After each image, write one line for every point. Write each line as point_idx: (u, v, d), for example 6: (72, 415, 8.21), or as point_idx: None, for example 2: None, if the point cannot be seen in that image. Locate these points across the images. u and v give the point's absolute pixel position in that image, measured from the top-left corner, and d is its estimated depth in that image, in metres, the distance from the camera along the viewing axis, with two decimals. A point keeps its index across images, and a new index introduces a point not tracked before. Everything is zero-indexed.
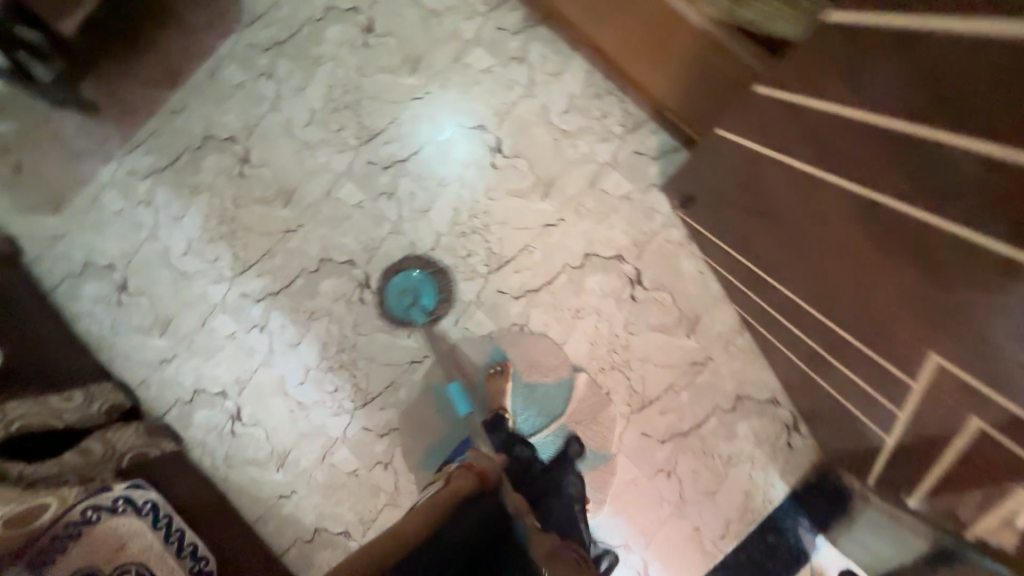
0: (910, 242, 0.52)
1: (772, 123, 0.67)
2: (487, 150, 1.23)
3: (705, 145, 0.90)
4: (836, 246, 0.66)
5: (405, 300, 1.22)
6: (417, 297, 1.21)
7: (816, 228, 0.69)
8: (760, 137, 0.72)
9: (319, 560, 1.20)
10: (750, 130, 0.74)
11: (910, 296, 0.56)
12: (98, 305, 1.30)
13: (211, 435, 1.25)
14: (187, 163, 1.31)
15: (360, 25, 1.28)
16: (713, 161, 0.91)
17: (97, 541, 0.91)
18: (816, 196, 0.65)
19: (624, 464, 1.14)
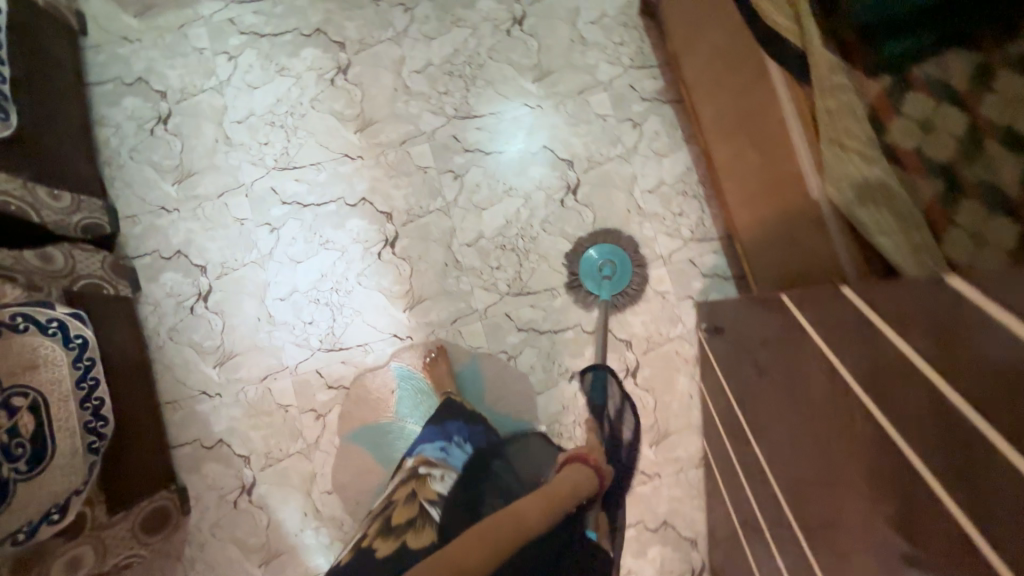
0: (897, 502, 0.47)
1: (841, 323, 0.64)
2: (564, 186, 1.23)
3: (770, 301, 0.90)
4: (824, 459, 0.62)
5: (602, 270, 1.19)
6: (614, 273, 1.19)
7: (817, 432, 0.65)
8: (822, 328, 0.69)
9: (206, 470, 1.14)
10: (818, 316, 0.72)
11: (880, 563, 0.50)
12: (130, 123, 1.25)
13: (169, 301, 1.19)
14: (288, 43, 1.27)
15: (513, 12, 1.28)
16: (762, 318, 0.91)
17: (9, 349, 0.84)
18: (844, 406, 0.59)
19: None
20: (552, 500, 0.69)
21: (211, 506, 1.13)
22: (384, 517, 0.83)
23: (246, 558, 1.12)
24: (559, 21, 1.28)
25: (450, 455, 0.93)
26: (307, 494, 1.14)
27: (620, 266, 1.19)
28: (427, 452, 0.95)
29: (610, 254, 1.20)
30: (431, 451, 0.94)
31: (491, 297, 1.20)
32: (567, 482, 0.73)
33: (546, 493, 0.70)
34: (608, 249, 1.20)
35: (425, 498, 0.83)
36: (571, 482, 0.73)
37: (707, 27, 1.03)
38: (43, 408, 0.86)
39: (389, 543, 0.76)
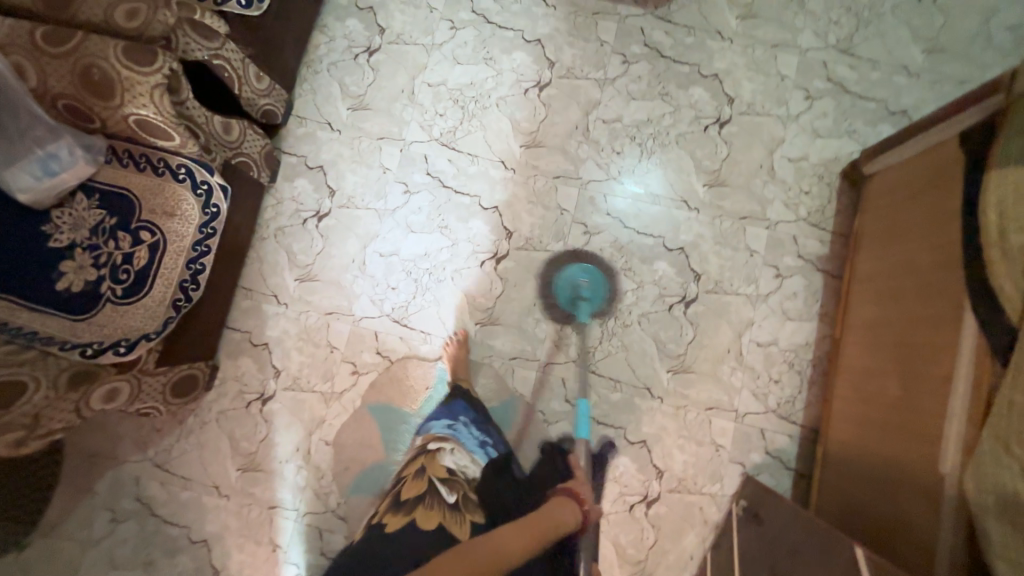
0: None
1: None
2: (680, 295, 1.19)
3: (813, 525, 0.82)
4: None
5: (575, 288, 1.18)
6: (585, 291, 1.17)
7: None
8: None
9: (240, 363, 1.20)
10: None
11: None
12: (343, 40, 1.33)
13: (291, 204, 1.26)
14: (508, 39, 1.30)
15: (720, 113, 1.25)
16: (799, 538, 0.83)
17: (162, 189, 0.95)
18: None
19: None
20: (539, 534, 0.66)
21: (228, 396, 1.19)
22: (394, 494, 0.85)
23: (231, 457, 1.17)
24: (758, 143, 1.24)
25: (457, 434, 0.98)
26: (309, 433, 1.17)
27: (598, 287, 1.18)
28: (434, 430, 0.99)
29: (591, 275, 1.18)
30: (438, 428, 0.98)
31: (558, 357, 1.18)
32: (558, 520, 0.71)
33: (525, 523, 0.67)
34: (593, 270, 1.19)
35: (434, 475, 0.85)
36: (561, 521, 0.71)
37: (913, 230, 0.96)
38: (159, 253, 0.95)
39: (397, 518, 0.78)
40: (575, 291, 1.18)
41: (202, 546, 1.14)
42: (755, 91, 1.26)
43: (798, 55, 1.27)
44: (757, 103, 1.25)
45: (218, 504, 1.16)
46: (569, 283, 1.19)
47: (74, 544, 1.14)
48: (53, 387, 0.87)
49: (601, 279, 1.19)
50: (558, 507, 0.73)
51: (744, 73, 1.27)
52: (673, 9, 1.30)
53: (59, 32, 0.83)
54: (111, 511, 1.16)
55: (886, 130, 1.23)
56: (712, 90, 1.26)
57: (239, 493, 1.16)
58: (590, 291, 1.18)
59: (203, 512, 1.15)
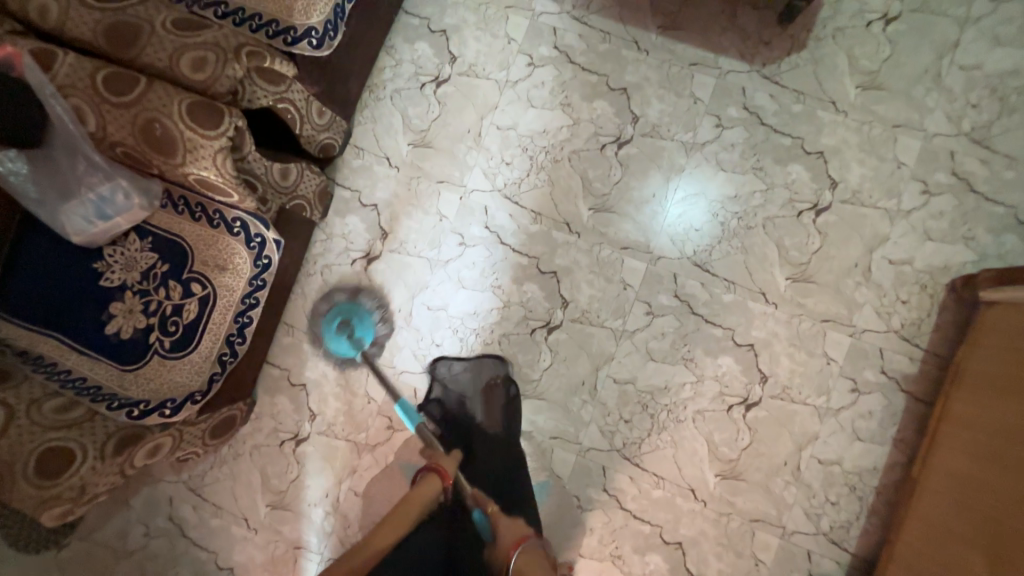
0: None
1: None
2: (741, 395, 1.11)
3: None
4: None
5: (340, 334, 1.14)
6: (354, 327, 1.14)
7: None
8: None
9: (277, 400, 1.19)
10: None
11: None
12: (410, 65, 1.22)
13: (340, 241, 1.20)
14: (590, 85, 1.18)
15: (819, 198, 1.12)
16: None
17: (216, 241, 0.91)
18: None
19: None
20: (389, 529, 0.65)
21: (263, 432, 1.19)
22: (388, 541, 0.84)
23: (260, 491, 1.18)
24: (856, 238, 1.11)
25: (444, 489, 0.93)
26: (339, 481, 1.16)
27: (358, 310, 1.16)
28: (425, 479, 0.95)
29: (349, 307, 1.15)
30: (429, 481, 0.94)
31: (600, 442, 1.12)
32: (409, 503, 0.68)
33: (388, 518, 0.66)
34: (339, 308, 1.15)
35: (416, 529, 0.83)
36: (419, 501, 0.69)
37: (1014, 381, 0.86)
38: (209, 307, 0.92)
39: None
40: (343, 327, 1.14)
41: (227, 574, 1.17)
42: (864, 177, 1.11)
43: (922, 140, 1.11)
44: (864, 191, 1.11)
45: (246, 536, 1.17)
46: (347, 313, 1.15)
47: (110, 553, 1.19)
48: (100, 455, 0.86)
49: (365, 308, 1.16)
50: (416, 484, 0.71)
51: (854, 154, 1.12)
52: (783, 70, 1.14)
53: (122, 77, 0.77)
54: (145, 526, 1.19)
55: (1012, 241, 1.07)
56: (815, 169, 1.12)
57: (266, 529, 1.17)
58: (364, 321, 1.15)
59: (231, 542, 1.18)
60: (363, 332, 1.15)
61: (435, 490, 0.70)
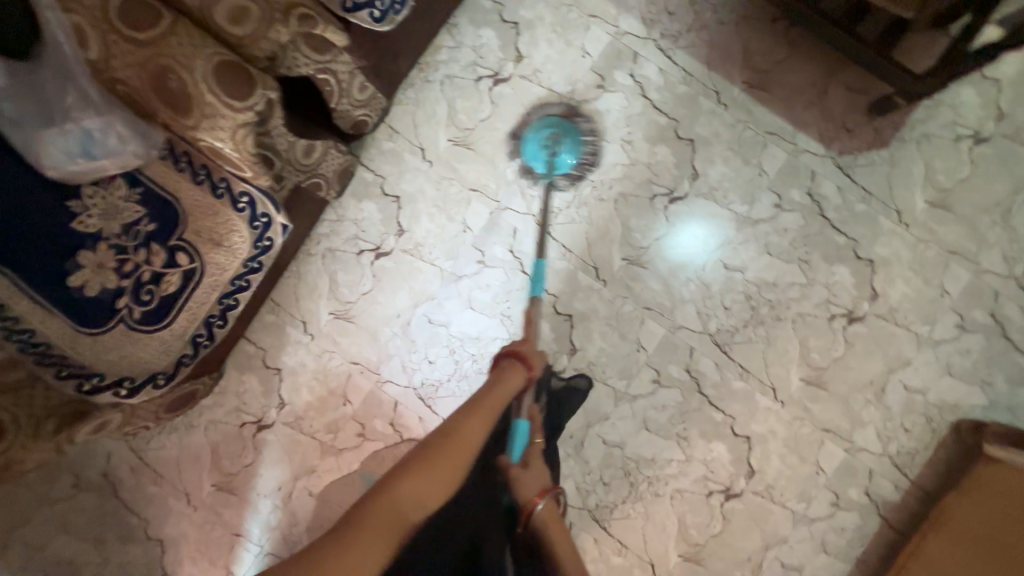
0: None
1: None
2: (724, 484, 1.08)
3: None
4: None
5: (544, 145, 1.06)
6: (560, 145, 1.05)
7: None
8: None
9: (246, 378, 1.10)
10: None
11: None
12: (470, 51, 1.09)
13: (350, 227, 1.10)
14: (657, 126, 1.08)
15: (855, 307, 1.08)
16: None
17: (215, 213, 0.80)
18: None
19: None
20: (489, 407, 0.63)
21: (225, 408, 1.11)
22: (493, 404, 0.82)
23: (210, 468, 1.11)
24: (878, 355, 1.08)
25: None
26: (295, 476, 1.10)
27: (574, 130, 1.06)
28: None
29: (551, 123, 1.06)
30: None
31: (573, 498, 1.09)
32: (499, 392, 0.66)
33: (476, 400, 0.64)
34: (551, 120, 1.06)
35: None
36: (506, 388, 0.67)
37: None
38: (194, 283, 0.81)
39: None
40: (550, 139, 1.05)
41: (156, 546, 1.11)
42: (905, 297, 1.07)
43: (972, 272, 1.07)
44: (900, 310, 1.07)
45: (185, 511, 1.11)
46: (558, 128, 1.06)
47: (31, 497, 1.11)
48: (31, 432, 0.78)
49: (576, 130, 1.06)
50: (503, 374, 0.70)
51: (902, 270, 1.07)
52: (858, 164, 1.08)
53: (141, 2, 0.64)
54: (76, 478, 1.11)
55: None
56: (859, 276, 1.07)
57: (210, 506, 1.11)
58: (571, 147, 1.06)
59: (166, 514, 1.11)
60: (565, 154, 1.06)
61: (520, 381, 0.70)
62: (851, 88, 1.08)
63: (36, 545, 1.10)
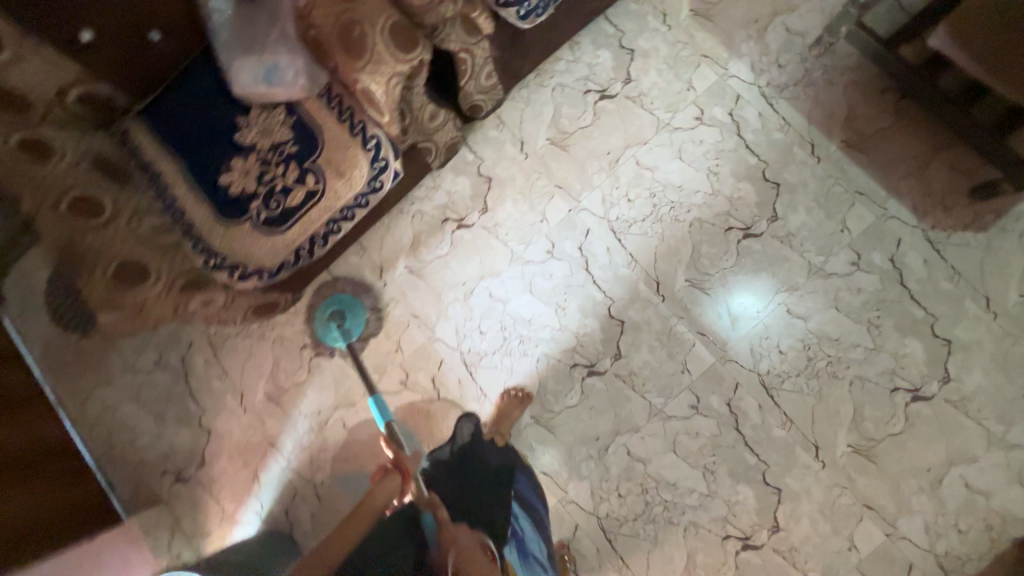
0: None
1: None
2: (744, 533, 1.04)
3: None
4: None
5: (331, 323, 1.19)
6: (344, 319, 1.18)
7: None
8: None
9: (318, 307, 1.23)
10: None
11: None
12: (585, 68, 1.21)
13: (442, 197, 1.22)
14: (746, 165, 1.13)
15: (923, 385, 1.03)
16: None
17: (346, 149, 0.93)
18: None
19: None
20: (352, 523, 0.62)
21: (293, 328, 1.23)
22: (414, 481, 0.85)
23: (266, 377, 1.23)
24: (940, 444, 1.01)
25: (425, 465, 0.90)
26: (335, 405, 1.20)
27: (355, 304, 1.20)
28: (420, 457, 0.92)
29: (338, 300, 1.19)
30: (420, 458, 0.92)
31: (585, 502, 1.09)
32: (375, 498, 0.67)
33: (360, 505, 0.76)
34: (338, 296, 1.20)
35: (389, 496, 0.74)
36: (380, 497, 0.68)
37: None
38: (312, 202, 0.94)
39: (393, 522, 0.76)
40: (335, 316, 1.19)
41: (203, 434, 1.24)
42: (981, 389, 1.01)
43: None
44: (975, 401, 1.01)
45: (235, 409, 1.23)
46: (338, 302, 1.20)
47: (122, 362, 1.28)
48: (168, 288, 0.89)
49: (356, 304, 1.20)
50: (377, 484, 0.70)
51: (983, 360, 1.02)
52: (950, 242, 1.05)
53: None
54: (159, 355, 1.27)
55: None
56: (933, 354, 1.03)
57: (257, 412, 1.22)
58: (356, 316, 1.19)
59: (220, 408, 1.24)
60: (353, 322, 1.19)
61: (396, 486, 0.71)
62: (957, 167, 1.07)
63: (114, 403, 1.27)
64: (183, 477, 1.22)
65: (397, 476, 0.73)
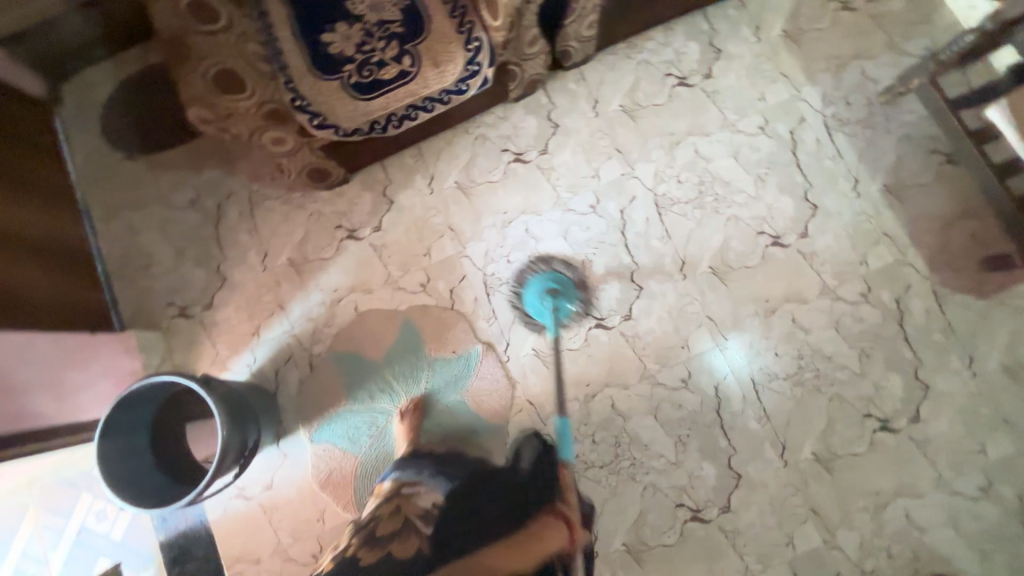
0: None
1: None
2: (696, 505, 1.10)
3: None
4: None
5: (544, 300, 1.18)
6: (560, 298, 1.17)
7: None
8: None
9: (363, 195, 1.27)
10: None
11: None
12: (673, 52, 1.28)
13: (508, 128, 1.28)
14: (792, 180, 1.21)
15: (893, 417, 1.11)
16: None
17: (448, 43, 0.99)
18: None
19: (335, 501, 1.17)
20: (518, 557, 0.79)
21: (333, 207, 1.27)
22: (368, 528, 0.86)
23: (294, 245, 1.27)
24: (893, 474, 1.09)
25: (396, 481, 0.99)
26: (352, 288, 1.24)
27: (566, 283, 1.19)
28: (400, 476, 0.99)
29: (560, 279, 1.19)
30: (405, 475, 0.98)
31: (560, 438, 1.15)
32: (539, 548, 0.81)
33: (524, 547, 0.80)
34: (553, 275, 1.20)
35: (408, 513, 0.87)
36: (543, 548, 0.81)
37: None
38: (402, 82, 0.99)
39: (374, 552, 0.79)
40: (551, 294, 1.18)
41: (217, 280, 1.27)
42: (943, 435, 1.09)
43: (1016, 448, 1.08)
44: (934, 444, 1.09)
45: (254, 266, 1.27)
46: (552, 281, 1.19)
47: (159, 191, 1.31)
48: (255, 106, 0.92)
49: (567, 278, 1.20)
50: (548, 533, 0.84)
51: (952, 411, 1.10)
52: (952, 300, 1.14)
53: None
54: (196, 195, 1.30)
55: None
56: (909, 393, 1.11)
57: (276, 274, 1.26)
58: (568, 296, 1.19)
59: (241, 260, 1.27)
60: (564, 303, 1.18)
61: (561, 544, 0.83)
62: (978, 236, 1.16)
63: (139, 227, 1.30)
64: (187, 313, 1.26)
65: (567, 532, 0.85)
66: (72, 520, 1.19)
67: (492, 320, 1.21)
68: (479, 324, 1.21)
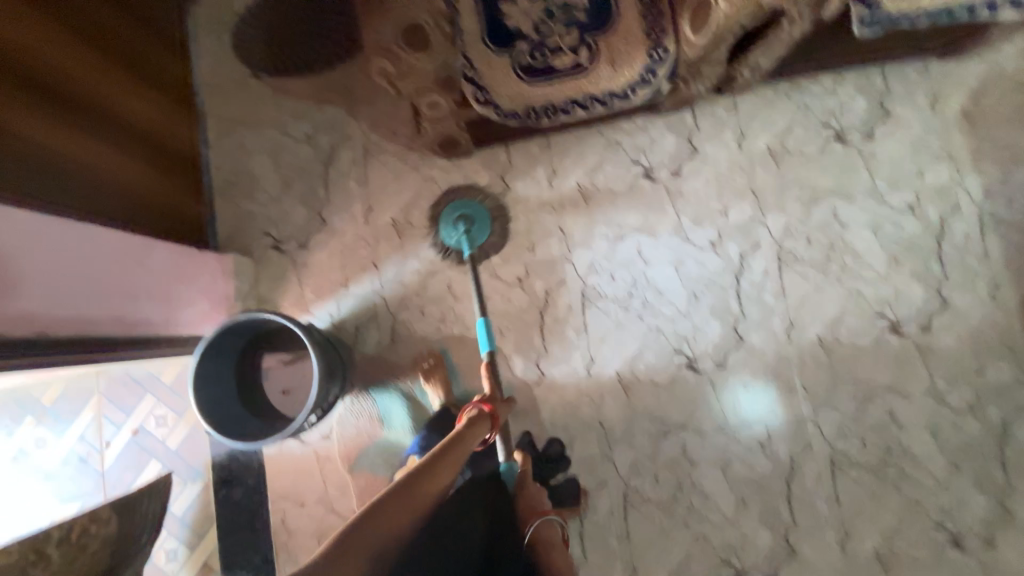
0: None
1: None
2: (743, 567, 1.09)
3: None
4: None
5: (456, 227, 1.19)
6: (470, 226, 1.19)
7: None
8: None
9: (481, 173, 1.23)
10: None
11: None
12: (838, 103, 1.20)
13: (644, 141, 1.22)
14: (928, 270, 1.14)
15: (966, 535, 1.07)
16: None
17: (632, 44, 0.91)
18: None
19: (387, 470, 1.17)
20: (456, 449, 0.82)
21: (448, 177, 1.23)
22: None
23: (400, 206, 1.24)
24: None
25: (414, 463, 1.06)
26: (449, 264, 1.21)
27: (479, 212, 1.21)
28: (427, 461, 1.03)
29: (472, 207, 1.20)
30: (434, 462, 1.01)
31: (622, 466, 1.13)
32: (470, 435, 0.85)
33: (449, 446, 0.81)
34: (462, 203, 1.21)
35: None
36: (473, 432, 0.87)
37: None
38: (572, 73, 0.93)
39: None
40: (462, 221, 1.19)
41: (315, 221, 1.25)
42: (1013, 567, 1.06)
43: None
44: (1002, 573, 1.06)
45: (356, 216, 1.24)
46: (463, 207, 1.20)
47: (276, 118, 1.28)
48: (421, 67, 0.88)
49: (478, 205, 1.21)
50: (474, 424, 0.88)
51: None
52: None
53: None
54: (312, 131, 1.27)
55: None
56: (991, 517, 1.07)
57: (375, 230, 1.24)
58: (481, 229, 1.20)
59: (344, 208, 1.25)
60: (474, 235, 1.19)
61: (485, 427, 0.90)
62: None
63: (251, 149, 1.28)
64: (281, 248, 1.25)
65: (489, 418, 0.91)
66: (132, 419, 1.17)
67: (582, 331, 1.18)
68: (567, 332, 1.18)
